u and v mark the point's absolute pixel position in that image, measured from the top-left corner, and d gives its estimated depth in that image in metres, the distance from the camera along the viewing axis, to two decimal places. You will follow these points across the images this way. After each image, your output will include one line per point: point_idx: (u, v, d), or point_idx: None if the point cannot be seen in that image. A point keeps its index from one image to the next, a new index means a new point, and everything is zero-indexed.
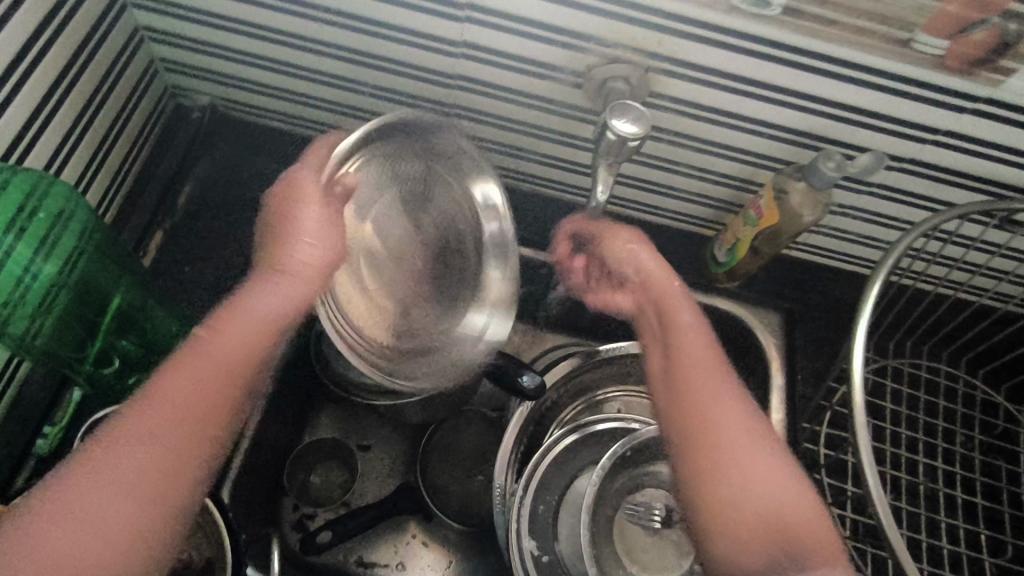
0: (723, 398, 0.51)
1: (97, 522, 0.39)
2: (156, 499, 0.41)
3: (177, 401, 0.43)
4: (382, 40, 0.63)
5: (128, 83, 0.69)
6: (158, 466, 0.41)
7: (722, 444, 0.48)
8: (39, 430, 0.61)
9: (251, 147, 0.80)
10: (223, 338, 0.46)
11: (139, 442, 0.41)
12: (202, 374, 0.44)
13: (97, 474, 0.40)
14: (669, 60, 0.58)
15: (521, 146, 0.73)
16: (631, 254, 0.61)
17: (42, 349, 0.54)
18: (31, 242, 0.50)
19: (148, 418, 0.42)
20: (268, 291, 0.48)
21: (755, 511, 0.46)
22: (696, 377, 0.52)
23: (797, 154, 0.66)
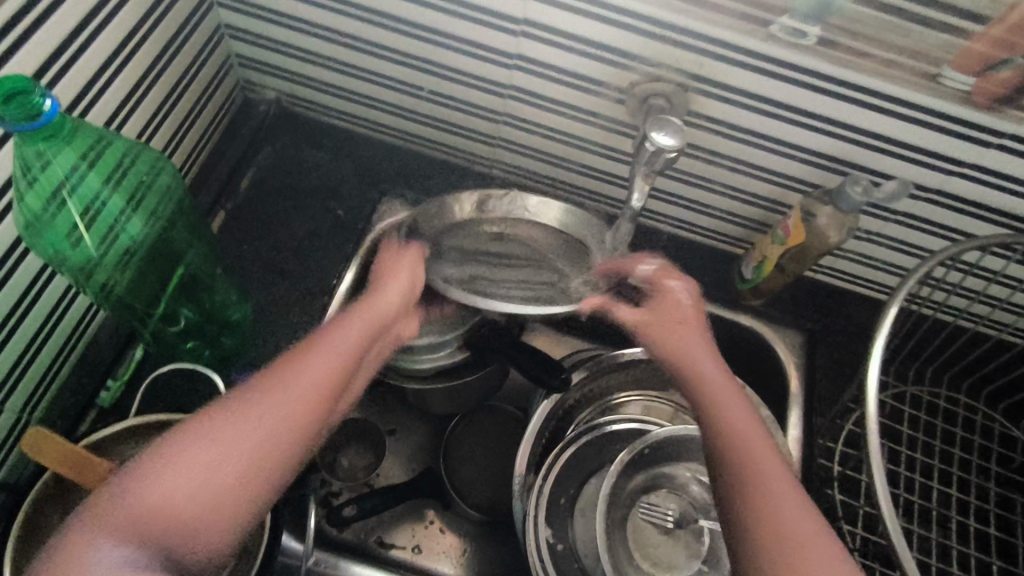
0: (733, 405, 0.51)
1: (257, 441, 0.41)
2: (273, 456, 0.41)
3: (296, 380, 0.44)
4: (444, 49, 0.69)
5: (206, 76, 0.75)
6: (267, 433, 0.42)
7: (731, 424, 0.50)
8: (104, 381, 0.67)
9: (310, 142, 0.86)
10: (348, 328, 0.50)
11: (247, 414, 0.42)
12: (328, 356, 0.47)
13: (191, 447, 0.40)
14: (708, 82, 0.63)
15: (562, 156, 0.78)
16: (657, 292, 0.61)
17: (122, 299, 0.61)
18: (125, 200, 0.56)
19: (294, 367, 0.45)
20: (348, 326, 0.50)
21: (790, 542, 0.43)
22: (706, 379, 0.54)
23: (825, 178, 0.69)
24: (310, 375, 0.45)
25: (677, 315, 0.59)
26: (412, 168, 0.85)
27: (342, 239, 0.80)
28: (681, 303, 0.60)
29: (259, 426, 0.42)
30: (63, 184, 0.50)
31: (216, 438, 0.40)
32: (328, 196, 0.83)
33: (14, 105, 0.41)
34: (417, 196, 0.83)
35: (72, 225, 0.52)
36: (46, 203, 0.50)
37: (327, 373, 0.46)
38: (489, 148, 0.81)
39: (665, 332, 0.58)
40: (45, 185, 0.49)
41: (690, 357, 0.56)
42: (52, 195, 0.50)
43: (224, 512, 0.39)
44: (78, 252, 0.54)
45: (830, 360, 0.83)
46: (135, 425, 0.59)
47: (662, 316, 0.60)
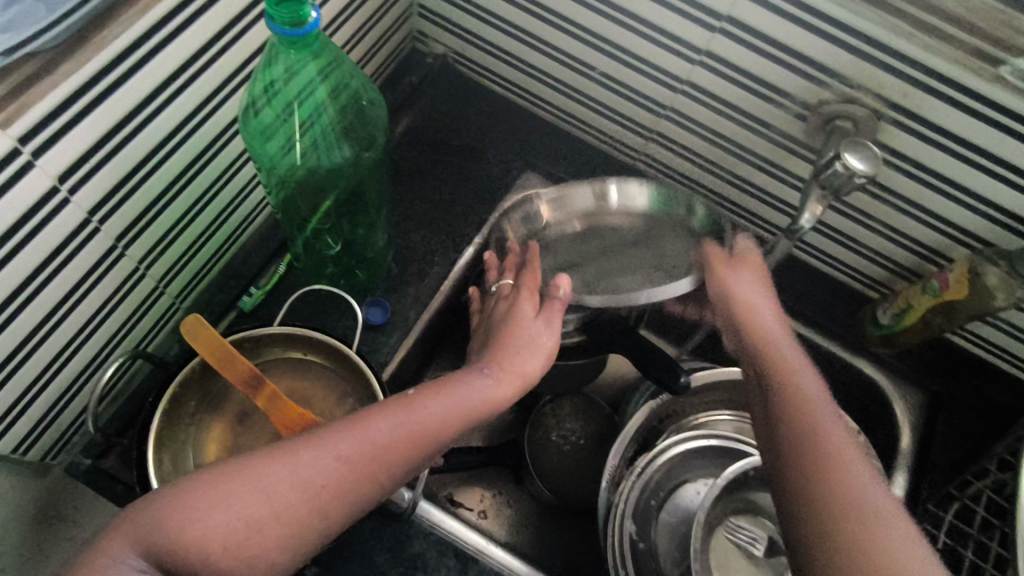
0: (805, 374, 0.51)
1: (320, 475, 0.41)
2: (317, 509, 0.41)
3: (386, 424, 0.45)
4: (629, 33, 0.69)
5: (389, 20, 0.78)
6: (320, 485, 0.41)
7: (819, 445, 0.44)
8: (247, 288, 0.70)
9: (466, 102, 0.87)
10: (467, 391, 0.49)
11: (315, 461, 0.42)
12: (412, 418, 0.46)
13: (275, 464, 0.41)
14: (907, 114, 0.60)
15: (718, 161, 0.76)
16: (727, 284, 0.60)
17: (289, 200, 0.65)
18: (332, 118, 0.60)
19: (390, 416, 0.45)
20: (470, 386, 0.50)
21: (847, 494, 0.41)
22: (801, 400, 0.48)
23: (1003, 237, 0.65)
24: (389, 431, 0.45)
25: (771, 343, 0.54)
26: (560, 146, 0.86)
27: (481, 200, 0.82)
28: (776, 334, 0.55)
29: (319, 471, 0.41)
30: (286, 83, 0.54)
31: (303, 458, 0.41)
32: (473, 157, 0.84)
33: (285, 10, 0.43)
34: (560, 175, 0.85)
35: (276, 117, 0.57)
36: (267, 94, 0.55)
37: (414, 431, 0.46)
38: (643, 140, 0.80)
39: (762, 352, 0.54)
40: (275, 78, 0.54)
41: (784, 365, 0.52)
42: (275, 89, 0.55)
43: (273, 526, 0.39)
44: (274, 143, 0.58)
45: (953, 429, 0.78)
46: (276, 332, 0.62)
47: (752, 335, 0.56)
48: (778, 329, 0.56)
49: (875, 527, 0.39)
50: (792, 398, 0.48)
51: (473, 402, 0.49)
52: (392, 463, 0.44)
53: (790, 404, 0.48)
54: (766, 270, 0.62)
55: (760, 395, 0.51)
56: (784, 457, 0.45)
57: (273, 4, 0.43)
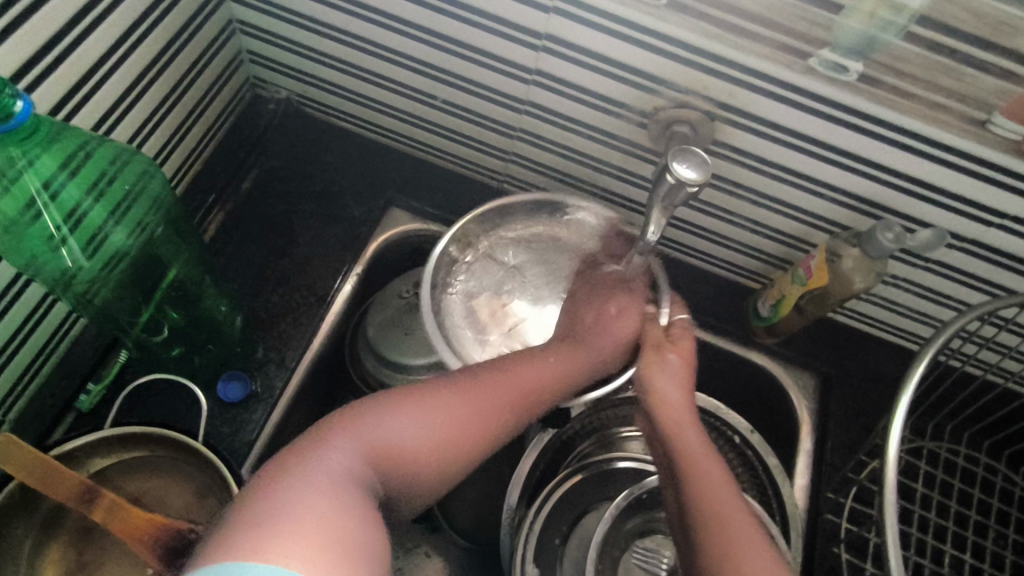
0: (707, 460, 0.53)
1: (465, 417, 0.50)
2: (457, 449, 0.49)
3: (508, 375, 0.54)
4: (460, 60, 0.66)
5: (214, 73, 0.73)
6: (456, 434, 0.49)
7: (743, 575, 0.45)
8: (83, 385, 0.64)
9: (318, 144, 0.83)
10: (559, 354, 0.60)
11: (435, 413, 0.49)
12: (504, 380, 0.54)
13: (419, 409, 0.48)
14: (738, 112, 0.59)
15: (577, 175, 0.75)
16: (651, 383, 0.59)
17: (98, 309, 0.57)
18: (108, 206, 0.52)
19: (510, 371, 0.55)
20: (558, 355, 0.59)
21: None
22: (718, 520, 0.49)
23: (855, 220, 0.65)
24: (506, 381, 0.54)
25: (691, 449, 0.54)
26: (423, 177, 0.82)
27: (344, 247, 0.78)
28: (692, 431, 0.55)
29: (459, 415, 0.50)
30: (37, 191, 0.47)
31: (449, 405, 0.49)
32: (333, 203, 0.80)
33: None
34: (426, 209, 0.81)
35: (51, 230, 0.49)
36: (19, 207, 0.47)
37: (529, 386, 0.55)
38: (503, 162, 0.78)
39: (680, 460, 0.53)
40: (19, 187, 0.46)
41: (687, 452, 0.53)
42: (26, 201, 0.47)
43: (426, 456, 0.47)
44: (54, 260, 0.50)
45: (847, 408, 0.77)
46: (107, 436, 0.56)
47: (671, 438, 0.55)
48: (694, 430, 0.55)
49: None
50: (697, 500, 0.50)
51: (568, 365, 0.59)
52: (521, 408, 0.54)
53: (700, 504, 0.50)
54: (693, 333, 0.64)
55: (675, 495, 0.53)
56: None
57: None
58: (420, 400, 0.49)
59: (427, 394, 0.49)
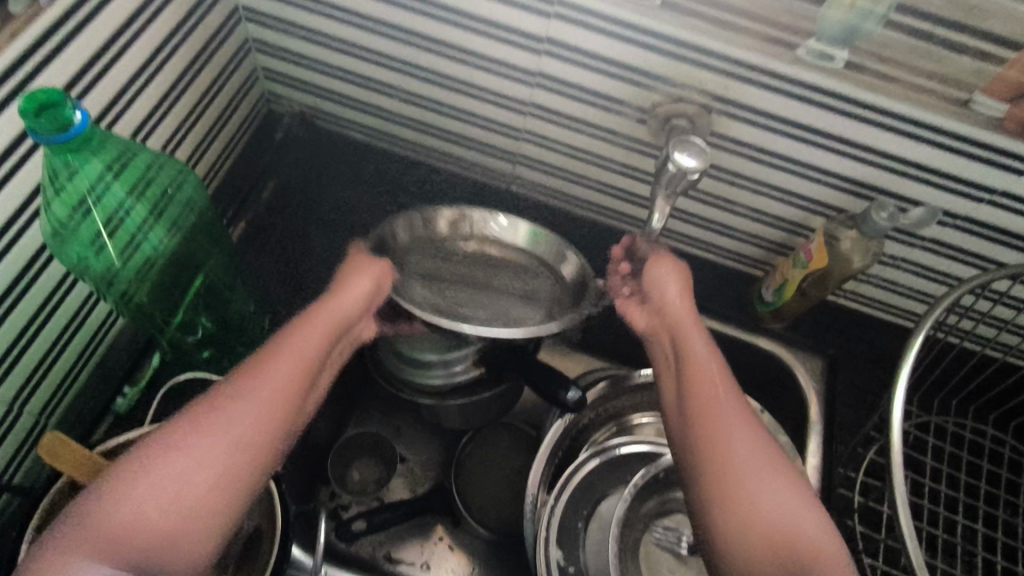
0: (705, 362, 0.55)
1: (199, 469, 0.43)
2: (226, 488, 0.44)
3: (231, 405, 0.46)
4: (467, 66, 0.70)
5: (232, 90, 0.77)
6: (208, 482, 0.43)
7: (727, 463, 0.50)
8: (120, 388, 0.67)
9: (332, 155, 0.87)
10: (261, 371, 0.48)
11: (188, 459, 0.43)
12: (248, 410, 0.46)
13: (138, 483, 0.42)
14: (732, 104, 0.62)
15: (582, 174, 0.78)
16: (659, 292, 0.61)
17: (137, 310, 0.60)
18: (146, 208, 0.56)
19: (227, 407, 0.46)
20: (281, 362, 0.49)
21: (748, 491, 0.48)
22: (709, 401, 0.52)
23: (851, 203, 0.68)
24: (251, 411, 0.46)
25: (695, 350, 0.56)
26: (434, 183, 0.86)
27: None
28: (691, 322, 0.58)
29: (201, 466, 0.43)
30: (87, 194, 0.51)
31: (167, 462, 0.43)
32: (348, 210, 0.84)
33: (47, 118, 0.43)
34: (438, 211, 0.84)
35: (98, 231, 0.53)
36: (71, 211, 0.51)
37: (266, 403, 0.47)
38: (510, 165, 0.82)
39: (686, 362, 0.56)
40: (72, 190, 0.50)
41: (693, 360, 0.55)
42: (77, 204, 0.51)
43: (189, 516, 0.42)
44: (101, 259, 0.54)
45: (851, 387, 0.81)
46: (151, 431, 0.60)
47: (679, 339, 0.58)
48: (696, 332, 0.58)
49: (750, 506, 0.48)
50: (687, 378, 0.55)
51: (287, 369, 0.49)
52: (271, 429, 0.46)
53: (697, 406, 0.53)
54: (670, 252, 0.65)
55: (671, 381, 0.56)
56: (694, 465, 0.51)
57: (32, 116, 0.43)
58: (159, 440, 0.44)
59: (174, 438, 0.44)
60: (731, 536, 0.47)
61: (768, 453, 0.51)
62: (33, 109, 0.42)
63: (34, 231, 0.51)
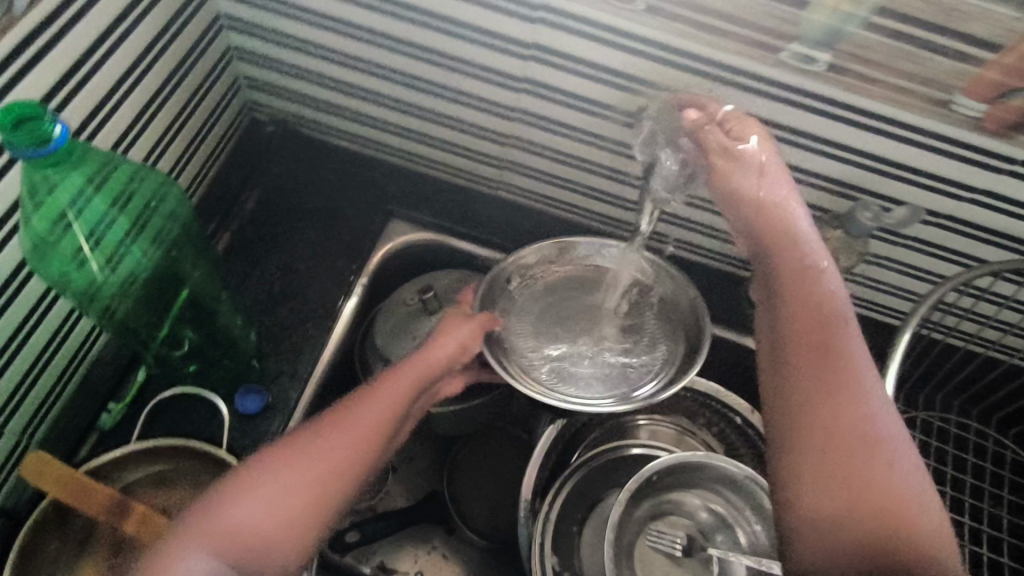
0: (827, 299, 0.49)
1: (298, 488, 0.46)
2: (315, 510, 0.46)
3: (336, 436, 0.49)
4: (452, 72, 0.70)
5: (214, 99, 0.76)
6: (302, 501, 0.46)
7: (835, 414, 0.45)
8: (104, 405, 0.66)
9: (316, 162, 0.86)
10: (361, 408, 0.52)
11: (287, 477, 0.46)
12: (348, 442, 0.49)
13: (244, 494, 0.45)
14: (716, 107, 0.62)
15: (569, 178, 0.78)
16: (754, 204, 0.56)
17: (120, 326, 0.60)
18: (128, 220, 0.56)
19: (332, 437, 0.49)
20: (381, 402, 0.53)
21: (857, 437, 0.44)
22: (837, 343, 0.47)
23: (835, 203, 0.69)
24: (348, 442, 0.49)
25: (827, 289, 0.50)
26: (421, 189, 0.85)
27: (347, 260, 0.81)
28: (816, 253, 0.52)
29: (299, 485, 0.46)
30: (68, 208, 0.50)
31: (273, 476, 0.46)
32: (333, 218, 0.83)
33: (24, 132, 0.42)
34: (425, 218, 0.84)
35: (80, 246, 0.52)
36: (51, 225, 0.50)
37: (361, 438, 0.50)
38: (496, 170, 0.81)
39: (812, 293, 0.50)
40: (53, 205, 0.49)
41: (821, 293, 0.49)
42: (58, 219, 0.50)
43: (281, 531, 0.45)
44: (84, 274, 0.53)
45: None
46: (137, 449, 0.58)
47: (788, 260, 0.52)
48: (824, 266, 0.52)
49: (866, 452, 0.43)
50: (812, 321, 0.48)
51: (387, 411, 0.53)
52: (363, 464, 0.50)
53: (818, 344, 0.47)
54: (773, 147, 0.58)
55: (767, 316, 0.51)
56: (802, 407, 0.46)
57: (10, 128, 0.42)
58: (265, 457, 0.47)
59: (282, 454, 0.47)
60: (823, 492, 0.43)
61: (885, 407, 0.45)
62: (10, 122, 0.42)
63: (12, 247, 0.49)
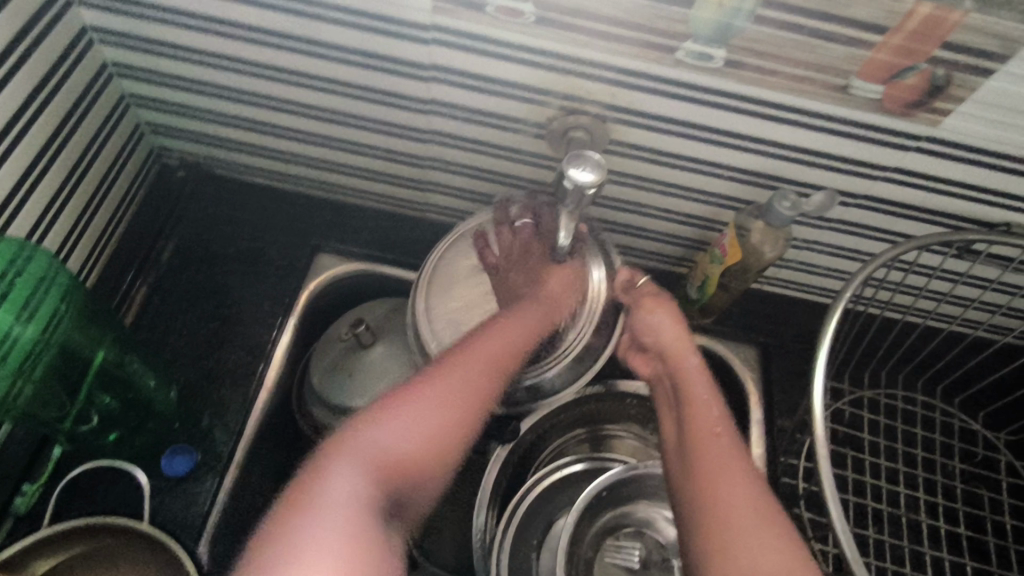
0: (708, 405, 0.56)
1: (358, 494, 0.45)
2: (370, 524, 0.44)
3: (380, 432, 0.49)
4: (355, 99, 0.67)
5: (113, 150, 0.72)
6: (363, 528, 0.44)
7: (724, 509, 0.49)
8: (18, 487, 0.63)
9: (233, 202, 0.83)
10: (427, 396, 0.51)
11: (344, 480, 0.46)
12: (404, 442, 0.49)
13: (309, 517, 0.43)
14: (624, 111, 0.61)
15: (493, 193, 0.76)
16: (656, 336, 0.63)
17: (25, 411, 0.56)
18: (11, 307, 0.52)
19: (380, 428, 0.49)
20: (449, 386, 0.52)
21: (734, 533, 0.48)
22: (702, 440, 0.54)
23: (756, 193, 0.68)
24: (394, 441, 0.49)
25: (697, 399, 0.57)
26: (346, 219, 0.83)
27: (275, 300, 0.78)
28: (695, 365, 0.60)
29: (350, 493, 0.45)
30: None
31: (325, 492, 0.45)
32: (255, 258, 0.80)
33: None
34: (352, 248, 0.81)
35: None
36: None
37: (421, 438, 0.50)
38: (419, 192, 0.79)
39: (686, 402, 0.57)
40: None
41: (694, 399, 0.57)
42: None
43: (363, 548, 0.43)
44: None
45: (787, 372, 0.80)
46: (48, 534, 0.56)
47: (681, 387, 0.59)
48: (701, 383, 0.58)
49: (727, 535, 0.48)
50: (691, 425, 0.55)
51: (452, 395, 0.52)
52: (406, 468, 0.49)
53: (691, 447, 0.54)
54: (683, 328, 0.63)
55: (672, 418, 0.58)
56: (691, 509, 0.51)
57: None
58: (355, 431, 0.49)
59: (323, 465, 0.46)
60: None
61: (762, 504, 0.50)
62: None
63: None
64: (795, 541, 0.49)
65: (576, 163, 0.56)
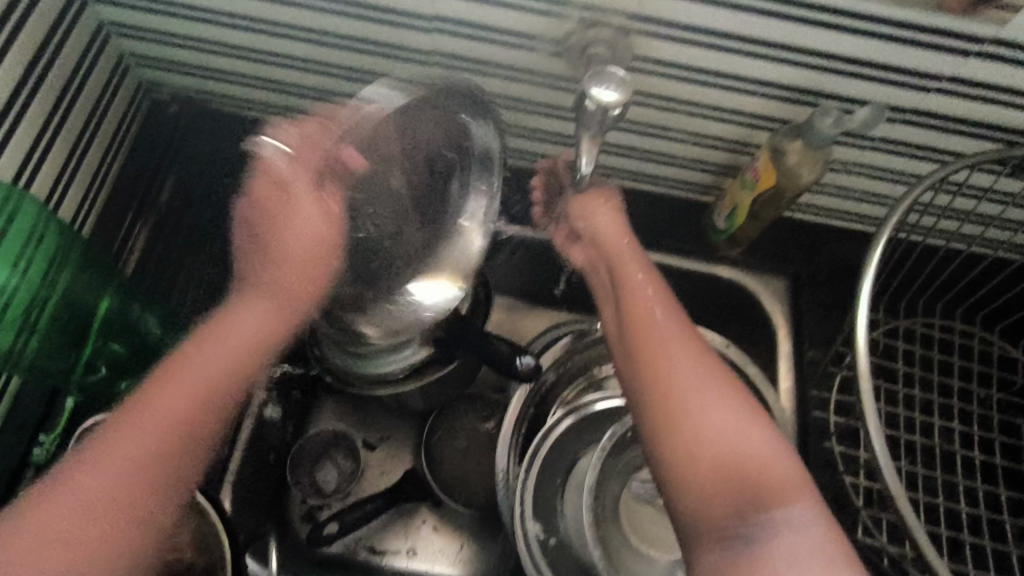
0: (651, 304, 0.49)
1: (119, 468, 0.43)
2: (146, 479, 0.44)
3: (160, 406, 0.46)
4: (352, 19, 0.61)
5: (97, 85, 0.67)
6: (105, 492, 0.42)
7: (682, 392, 0.43)
8: (36, 438, 0.63)
9: (231, 139, 0.78)
10: (194, 366, 0.47)
11: (100, 461, 0.43)
12: (159, 414, 0.45)
13: (74, 489, 0.42)
14: (649, 21, 0.55)
15: (504, 121, 0.71)
16: (592, 224, 0.58)
17: (32, 363, 0.55)
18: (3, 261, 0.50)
19: (130, 424, 0.44)
20: (228, 341, 0.49)
21: (701, 418, 0.42)
22: (647, 332, 0.47)
23: (793, 111, 0.63)
24: (163, 416, 0.45)
25: (643, 300, 0.49)
26: None
27: None
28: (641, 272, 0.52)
29: (101, 478, 0.43)
30: None
31: (92, 470, 0.43)
32: None
33: None
34: None
35: None
36: None
37: (191, 402, 0.46)
38: None
39: (627, 298, 0.50)
40: None
41: (639, 301, 0.49)
42: None
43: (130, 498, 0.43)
44: None
45: (817, 304, 0.78)
46: None
47: (620, 285, 0.52)
48: (635, 268, 0.52)
49: (682, 413, 0.43)
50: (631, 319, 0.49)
51: (208, 361, 0.48)
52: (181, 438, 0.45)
53: (637, 344, 0.47)
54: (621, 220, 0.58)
55: (613, 314, 0.51)
56: (637, 395, 0.45)
57: None
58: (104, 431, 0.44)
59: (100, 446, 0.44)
60: (682, 486, 0.41)
61: (727, 388, 0.44)
62: None
63: None
64: (755, 407, 0.44)
65: (597, 81, 0.50)
